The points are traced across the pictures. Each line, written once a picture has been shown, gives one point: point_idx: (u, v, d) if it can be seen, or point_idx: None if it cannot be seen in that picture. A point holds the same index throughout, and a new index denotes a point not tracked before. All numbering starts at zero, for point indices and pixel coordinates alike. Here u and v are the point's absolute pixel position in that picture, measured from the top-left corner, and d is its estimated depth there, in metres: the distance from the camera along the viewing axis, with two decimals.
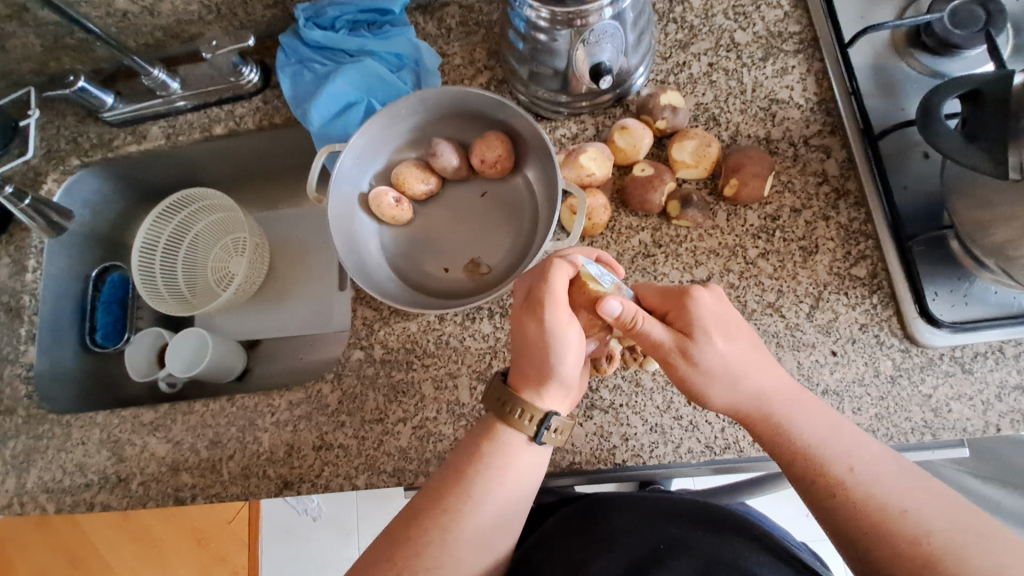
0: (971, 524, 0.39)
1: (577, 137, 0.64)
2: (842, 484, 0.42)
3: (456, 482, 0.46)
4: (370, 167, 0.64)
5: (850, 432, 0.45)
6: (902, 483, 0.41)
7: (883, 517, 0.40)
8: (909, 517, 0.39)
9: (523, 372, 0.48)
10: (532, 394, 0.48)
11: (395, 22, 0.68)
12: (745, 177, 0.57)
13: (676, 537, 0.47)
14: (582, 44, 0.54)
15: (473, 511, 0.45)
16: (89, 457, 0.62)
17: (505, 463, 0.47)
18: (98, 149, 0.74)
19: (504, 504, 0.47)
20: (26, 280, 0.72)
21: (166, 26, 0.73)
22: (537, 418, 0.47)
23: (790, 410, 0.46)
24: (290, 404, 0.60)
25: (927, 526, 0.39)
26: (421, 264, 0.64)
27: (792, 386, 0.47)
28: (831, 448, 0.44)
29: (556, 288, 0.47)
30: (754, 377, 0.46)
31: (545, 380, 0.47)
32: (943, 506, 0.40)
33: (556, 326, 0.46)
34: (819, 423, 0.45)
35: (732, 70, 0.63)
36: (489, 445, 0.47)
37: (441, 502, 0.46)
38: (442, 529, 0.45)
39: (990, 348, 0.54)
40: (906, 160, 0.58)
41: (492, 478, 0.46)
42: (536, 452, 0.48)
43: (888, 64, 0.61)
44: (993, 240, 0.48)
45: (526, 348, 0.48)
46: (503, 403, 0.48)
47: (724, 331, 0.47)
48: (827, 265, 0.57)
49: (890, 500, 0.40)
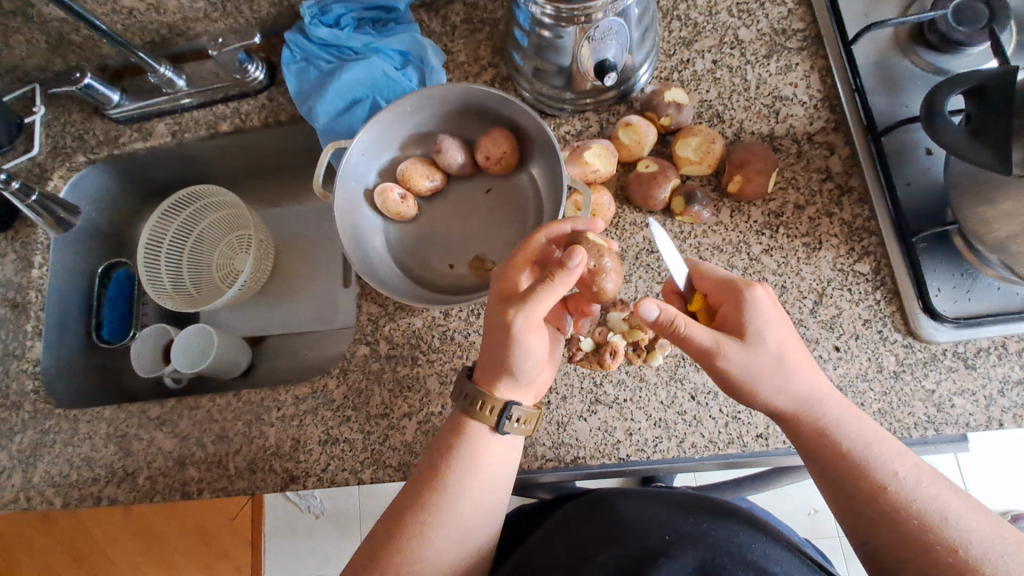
0: (1004, 537, 0.39)
1: (582, 133, 0.64)
2: (884, 488, 0.42)
3: (430, 478, 0.47)
4: (376, 163, 0.64)
5: (888, 439, 0.45)
6: (941, 492, 0.41)
7: (923, 526, 0.40)
8: (948, 526, 0.40)
9: (487, 362, 0.48)
10: (493, 387, 0.48)
11: (401, 20, 0.69)
12: (749, 173, 0.57)
13: (682, 530, 0.46)
14: (587, 41, 0.54)
15: (446, 505, 0.46)
16: (96, 451, 0.63)
17: (472, 455, 0.47)
18: (104, 146, 0.75)
19: (481, 496, 0.47)
20: (32, 276, 0.73)
21: (172, 23, 0.73)
22: (499, 409, 0.47)
23: (835, 412, 0.45)
24: (296, 399, 0.61)
25: (966, 536, 0.39)
26: (426, 259, 0.64)
27: (834, 389, 0.47)
28: (874, 452, 0.43)
29: (540, 301, 0.45)
30: (804, 376, 0.46)
31: (505, 377, 0.47)
32: (978, 517, 0.40)
33: (525, 335, 0.45)
34: (861, 427, 0.45)
35: (736, 67, 0.64)
36: (459, 440, 0.48)
37: (419, 498, 0.47)
38: (421, 525, 0.45)
39: (994, 344, 0.55)
40: (910, 156, 0.58)
41: (462, 471, 0.47)
42: (500, 439, 0.49)
43: (892, 61, 0.62)
44: (996, 235, 0.49)
45: (494, 345, 0.47)
46: (467, 398, 0.48)
47: (778, 331, 0.46)
48: (831, 260, 0.58)
49: (931, 507, 0.40)
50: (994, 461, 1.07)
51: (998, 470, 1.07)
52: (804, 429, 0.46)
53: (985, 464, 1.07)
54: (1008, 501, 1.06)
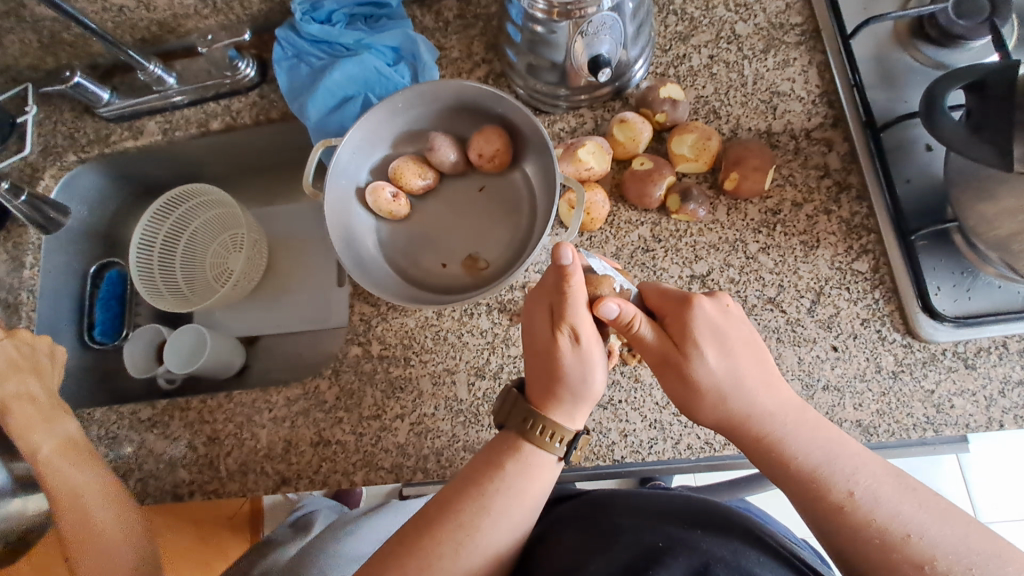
0: (974, 548, 0.38)
1: (576, 131, 0.63)
2: (841, 507, 0.41)
3: (476, 495, 0.46)
4: (368, 160, 0.63)
5: (847, 451, 0.43)
6: (905, 505, 0.40)
7: (885, 544, 0.39)
8: (910, 545, 0.39)
9: (551, 392, 0.48)
10: (563, 414, 0.48)
11: (393, 16, 0.68)
12: (746, 171, 0.56)
13: (675, 535, 0.45)
14: (580, 35, 0.53)
15: (490, 526, 0.45)
16: (87, 453, 0.62)
17: (525, 481, 0.47)
18: (95, 145, 0.74)
19: (521, 521, 0.47)
20: (24, 277, 0.72)
21: (162, 20, 0.72)
22: (566, 440, 0.48)
23: (787, 429, 0.44)
24: (288, 400, 0.60)
25: (929, 552, 0.38)
26: (418, 259, 0.64)
27: (792, 401, 0.46)
28: (832, 469, 0.42)
29: (578, 307, 0.47)
30: (753, 393, 0.45)
31: (577, 402, 0.48)
32: (947, 529, 0.39)
33: (589, 351, 0.47)
34: (818, 443, 0.44)
35: (733, 62, 0.63)
36: (513, 463, 0.47)
37: (458, 514, 0.45)
38: (457, 542, 0.44)
39: (994, 344, 0.54)
40: (909, 153, 0.57)
41: (513, 496, 0.46)
42: (552, 470, 0.49)
43: (891, 56, 0.61)
44: (997, 233, 0.48)
45: (556, 372, 0.47)
46: (524, 419, 0.48)
47: (719, 344, 0.45)
48: (829, 259, 0.57)
49: (893, 525, 0.40)
50: (995, 461, 1.07)
51: (999, 470, 1.06)
52: (754, 448, 0.45)
53: (986, 463, 1.07)
54: (1007, 499, 1.05)
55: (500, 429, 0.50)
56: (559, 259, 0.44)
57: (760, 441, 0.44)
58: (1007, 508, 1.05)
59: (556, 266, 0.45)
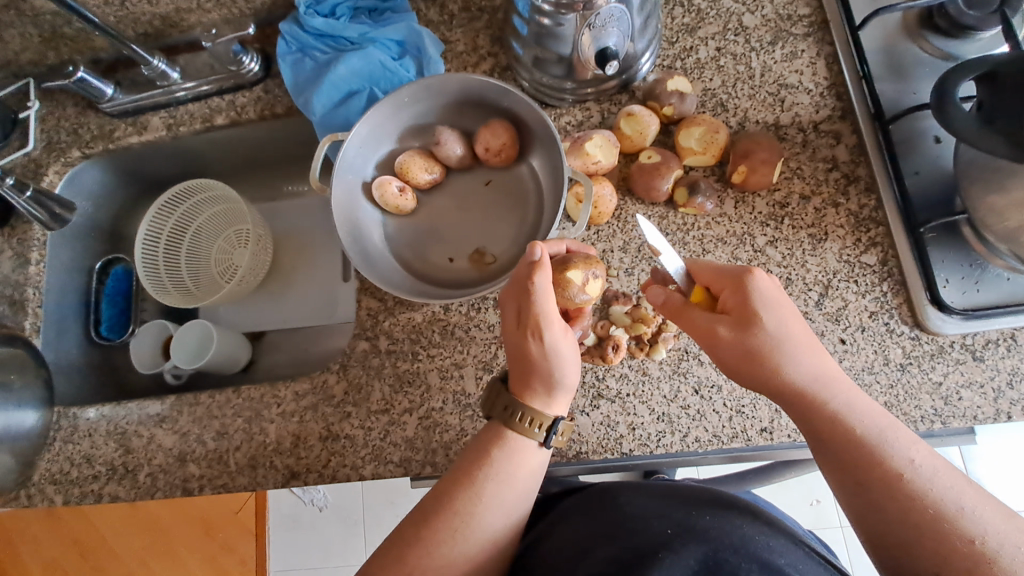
0: (1021, 530, 0.38)
1: (583, 124, 0.63)
2: (900, 475, 0.40)
3: (467, 484, 0.46)
4: (374, 155, 0.63)
5: (902, 429, 0.43)
6: (958, 483, 0.40)
7: (939, 515, 0.39)
8: (964, 517, 0.38)
9: (526, 384, 0.48)
10: (540, 402, 0.49)
11: (397, 9, 0.68)
12: (754, 164, 0.56)
13: (685, 524, 0.45)
14: (588, 28, 0.52)
15: (484, 511, 0.46)
16: (97, 448, 0.62)
17: (513, 466, 0.47)
18: (99, 141, 0.74)
19: (515, 505, 0.47)
20: (30, 273, 0.72)
21: (164, 15, 0.72)
22: (546, 425, 0.48)
23: (845, 399, 0.44)
24: (296, 395, 0.60)
25: (981, 527, 0.38)
26: (425, 253, 0.64)
27: (846, 377, 0.46)
28: (889, 440, 0.42)
29: (544, 306, 0.47)
30: (816, 359, 0.45)
31: (554, 393, 0.49)
32: (996, 512, 0.39)
33: (556, 344, 0.48)
34: (874, 417, 0.44)
35: (740, 54, 0.62)
36: (499, 451, 0.47)
37: (451, 503, 0.46)
38: (453, 530, 0.45)
39: (1002, 336, 0.54)
40: (917, 146, 0.57)
41: (504, 482, 0.47)
42: (540, 456, 0.49)
43: (901, 48, 0.60)
44: (1007, 225, 0.48)
45: (526, 364, 0.48)
46: (506, 408, 0.48)
47: (784, 315, 0.46)
48: (837, 251, 0.57)
49: (947, 498, 0.39)
50: (999, 452, 1.07)
51: (1005, 462, 1.07)
52: (810, 415, 0.45)
53: (990, 454, 1.07)
54: (1012, 489, 1.06)
55: (488, 420, 0.50)
56: (529, 255, 0.47)
57: (819, 407, 0.44)
58: (1012, 499, 1.05)
59: (527, 260, 0.47)
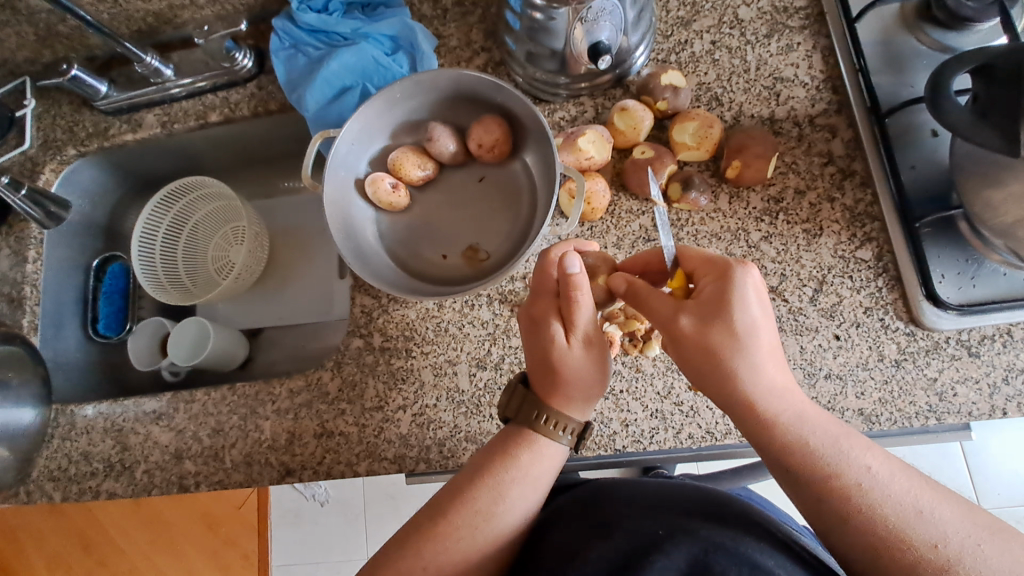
0: (980, 525, 0.37)
1: (576, 119, 0.62)
2: (858, 486, 0.39)
3: (493, 483, 0.46)
4: (367, 151, 0.63)
5: (856, 434, 0.42)
6: (914, 483, 0.39)
7: (898, 521, 0.38)
8: (923, 523, 0.37)
9: (559, 391, 0.48)
10: (572, 409, 0.49)
11: (391, 4, 0.68)
12: (748, 159, 0.56)
13: (676, 524, 0.45)
14: (580, 22, 0.52)
15: (506, 511, 0.46)
16: (94, 445, 0.63)
17: (537, 468, 0.47)
18: (94, 138, 0.74)
19: (533, 507, 0.48)
20: (27, 271, 0.72)
21: (157, 12, 0.71)
22: (573, 430, 0.49)
23: (794, 406, 0.43)
24: (291, 392, 0.61)
25: (942, 529, 0.37)
26: (418, 250, 0.63)
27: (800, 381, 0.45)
28: (843, 449, 0.41)
29: (584, 310, 0.47)
30: (771, 368, 0.43)
31: (585, 395, 0.49)
32: (954, 508, 0.38)
33: (592, 345, 0.48)
34: (827, 422, 0.42)
35: (736, 48, 0.62)
36: (528, 453, 0.47)
37: (472, 501, 0.46)
38: (473, 528, 0.45)
39: (998, 332, 0.54)
40: (913, 140, 0.57)
41: (528, 485, 0.47)
42: (560, 459, 0.49)
43: (897, 40, 0.60)
44: (1003, 220, 0.47)
45: (560, 365, 0.48)
46: (531, 411, 0.48)
47: (759, 319, 0.44)
48: (832, 247, 0.56)
49: (905, 501, 0.38)
50: (998, 448, 1.07)
51: (1003, 458, 1.06)
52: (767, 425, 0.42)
53: (988, 449, 1.07)
54: (1011, 485, 1.06)
55: (507, 422, 0.50)
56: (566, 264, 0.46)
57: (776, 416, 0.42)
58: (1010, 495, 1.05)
59: (563, 273, 0.46)
